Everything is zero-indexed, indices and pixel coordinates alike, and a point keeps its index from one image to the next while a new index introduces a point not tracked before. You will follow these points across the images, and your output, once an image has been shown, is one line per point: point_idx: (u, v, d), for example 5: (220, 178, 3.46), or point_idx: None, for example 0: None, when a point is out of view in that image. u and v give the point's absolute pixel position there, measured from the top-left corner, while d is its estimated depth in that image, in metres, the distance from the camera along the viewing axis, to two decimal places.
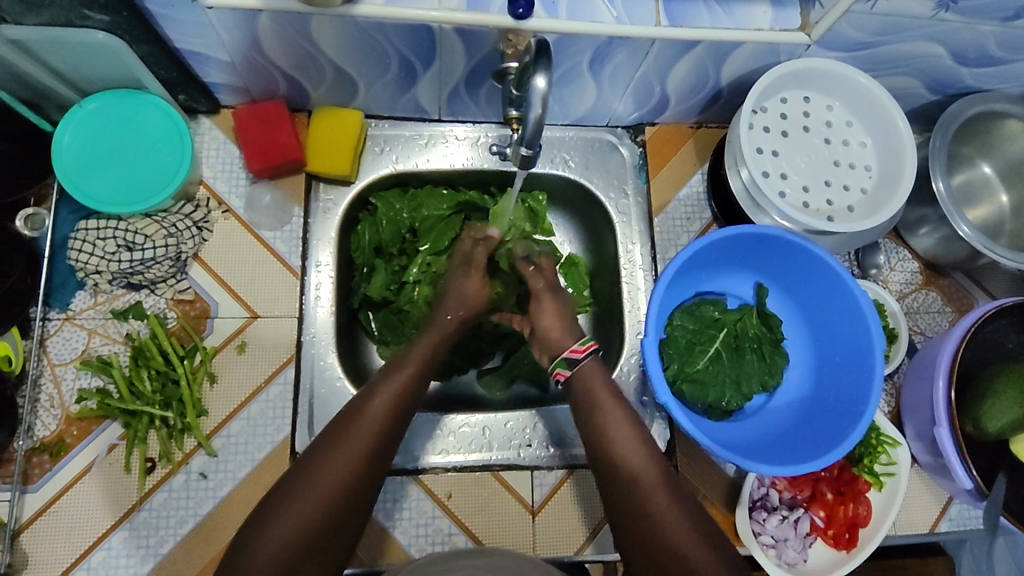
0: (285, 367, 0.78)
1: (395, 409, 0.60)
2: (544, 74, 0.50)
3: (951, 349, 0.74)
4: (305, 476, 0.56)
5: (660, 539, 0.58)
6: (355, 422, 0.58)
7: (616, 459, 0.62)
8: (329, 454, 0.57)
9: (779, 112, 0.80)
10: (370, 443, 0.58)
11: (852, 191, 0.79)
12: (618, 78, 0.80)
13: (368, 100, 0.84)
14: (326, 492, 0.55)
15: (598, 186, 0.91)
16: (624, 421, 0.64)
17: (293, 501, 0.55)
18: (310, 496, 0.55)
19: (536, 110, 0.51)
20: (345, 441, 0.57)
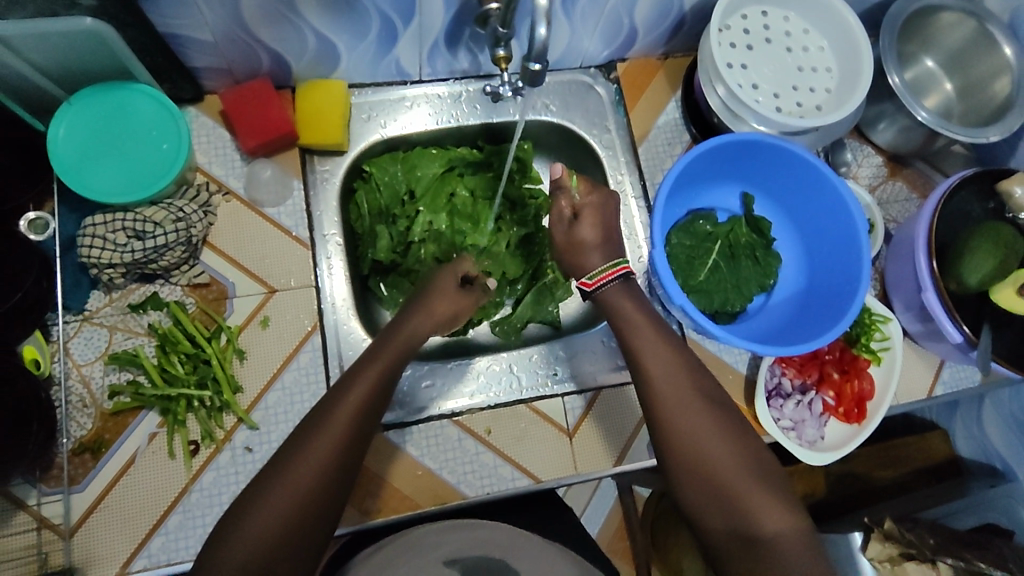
0: (311, 335, 0.79)
1: (372, 398, 0.63)
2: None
3: (926, 223, 0.80)
4: (287, 458, 0.57)
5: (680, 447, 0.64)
6: (329, 413, 0.60)
7: (652, 399, 0.67)
8: (305, 440, 0.58)
9: (741, 28, 0.85)
10: (344, 427, 0.59)
11: (818, 92, 0.85)
12: (589, 16, 0.84)
13: (350, 68, 0.86)
14: (307, 475, 0.56)
15: (580, 126, 0.95)
16: (648, 336, 0.70)
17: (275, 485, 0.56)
18: (294, 477, 0.56)
19: (540, 28, 0.56)
20: (323, 427, 0.59)
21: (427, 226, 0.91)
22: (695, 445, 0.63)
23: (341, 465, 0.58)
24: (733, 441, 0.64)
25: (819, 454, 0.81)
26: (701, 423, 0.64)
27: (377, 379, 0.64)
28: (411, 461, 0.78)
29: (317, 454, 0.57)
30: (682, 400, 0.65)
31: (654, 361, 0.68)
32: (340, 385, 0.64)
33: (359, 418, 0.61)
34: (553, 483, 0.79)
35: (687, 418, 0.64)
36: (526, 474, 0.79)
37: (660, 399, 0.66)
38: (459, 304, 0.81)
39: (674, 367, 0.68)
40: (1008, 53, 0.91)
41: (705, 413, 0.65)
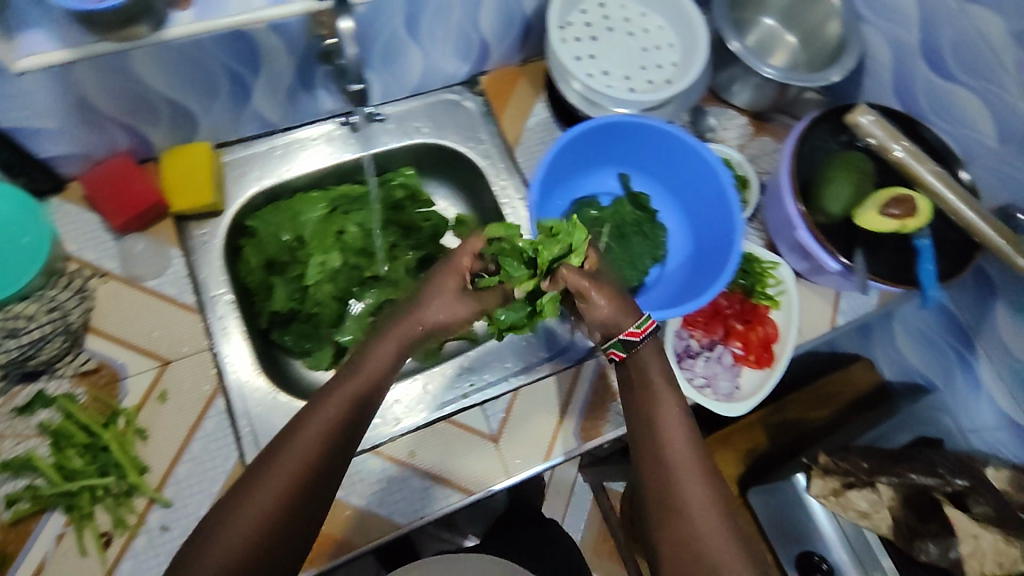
0: (214, 399, 0.77)
1: (342, 418, 0.58)
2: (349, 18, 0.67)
3: (787, 167, 0.84)
4: (242, 489, 0.55)
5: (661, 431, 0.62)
6: (287, 443, 0.57)
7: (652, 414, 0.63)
8: (239, 501, 0.54)
9: (582, 22, 0.89)
10: (283, 480, 0.55)
11: (665, 67, 0.89)
12: (435, 37, 0.87)
13: (212, 129, 0.86)
14: (240, 537, 0.52)
15: (456, 141, 0.97)
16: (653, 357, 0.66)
17: (207, 545, 0.53)
18: (243, 516, 0.53)
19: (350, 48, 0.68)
20: (259, 485, 0.54)
21: (320, 266, 0.90)
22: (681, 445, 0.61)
23: (283, 521, 0.54)
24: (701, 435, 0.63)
25: (738, 405, 0.83)
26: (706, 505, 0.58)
27: (331, 426, 0.57)
28: (337, 503, 0.75)
29: (251, 516, 0.53)
30: (695, 476, 0.60)
31: (674, 432, 0.62)
32: (288, 427, 0.58)
33: (304, 472, 0.55)
34: (486, 491, 0.79)
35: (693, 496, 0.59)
36: (458, 489, 0.78)
37: (675, 477, 0.60)
38: (454, 314, 0.68)
39: (694, 440, 0.62)
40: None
41: (711, 490, 0.59)
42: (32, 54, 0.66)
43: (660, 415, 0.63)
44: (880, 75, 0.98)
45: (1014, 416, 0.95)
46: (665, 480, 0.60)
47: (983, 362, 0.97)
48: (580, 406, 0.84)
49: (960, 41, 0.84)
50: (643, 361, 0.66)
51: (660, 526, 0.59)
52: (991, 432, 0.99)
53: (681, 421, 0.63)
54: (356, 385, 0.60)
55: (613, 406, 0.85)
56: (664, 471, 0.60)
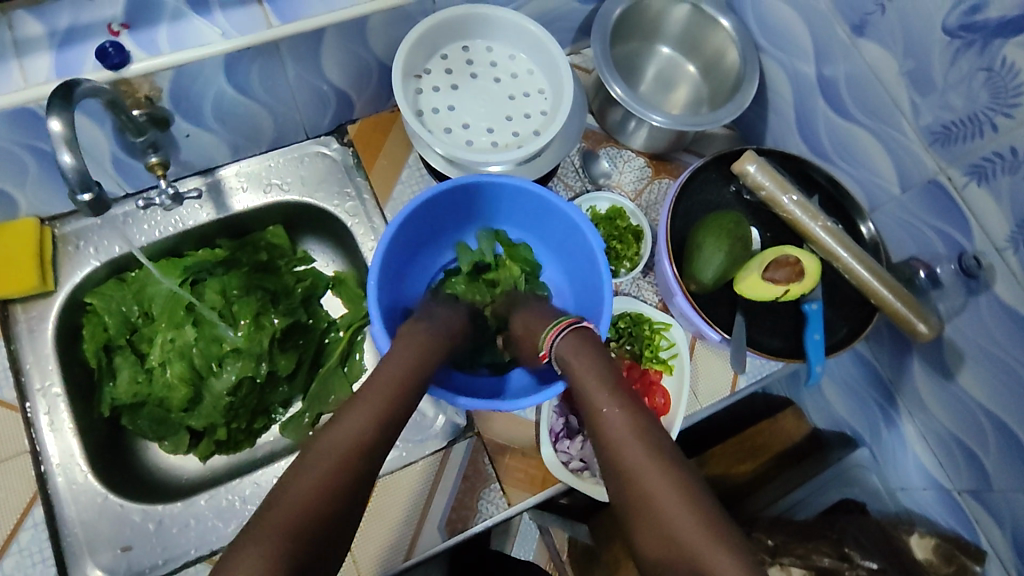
0: (32, 507, 0.71)
1: (382, 419, 0.59)
2: (57, 118, 0.56)
3: (665, 225, 0.76)
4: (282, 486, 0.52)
5: (609, 434, 0.60)
6: (323, 440, 0.56)
7: (596, 421, 0.62)
8: (288, 490, 0.52)
9: (441, 70, 0.82)
10: (332, 465, 0.54)
11: (533, 116, 0.82)
12: (277, 92, 0.80)
13: (39, 202, 0.79)
14: (288, 525, 0.49)
15: (322, 199, 0.90)
16: (589, 359, 0.65)
17: (251, 538, 0.49)
18: (289, 506, 0.51)
19: (65, 154, 0.57)
20: (306, 476, 0.53)
21: (169, 344, 0.83)
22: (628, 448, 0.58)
23: (331, 509, 0.52)
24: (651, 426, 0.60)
25: None
26: (666, 490, 0.55)
27: (373, 418, 0.59)
28: None
29: (298, 497, 0.51)
30: (644, 464, 0.57)
31: (615, 426, 0.60)
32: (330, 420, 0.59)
33: (350, 459, 0.55)
34: None
35: (652, 483, 0.56)
36: None
37: (631, 468, 0.57)
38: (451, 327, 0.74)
39: (641, 428, 0.59)
40: (727, 28, 0.89)
41: (670, 475, 0.56)
42: None
43: (603, 411, 0.62)
44: (783, 109, 0.89)
45: (940, 477, 0.84)
46: (622, 474, 0.58)
47: (906, 421, 0.87)
48: (446, 498, 0.77)
49: (854, 76, 0.76)
50: (562, 361, 0.67)
51: (632, 521, 0.56)
52: (920, 491, 0.87)
53: (622, 412, 0.61)
54: (386, 387, 0.62)
55: (484, 494, 0.77)
56: (619, 465, 0.58)
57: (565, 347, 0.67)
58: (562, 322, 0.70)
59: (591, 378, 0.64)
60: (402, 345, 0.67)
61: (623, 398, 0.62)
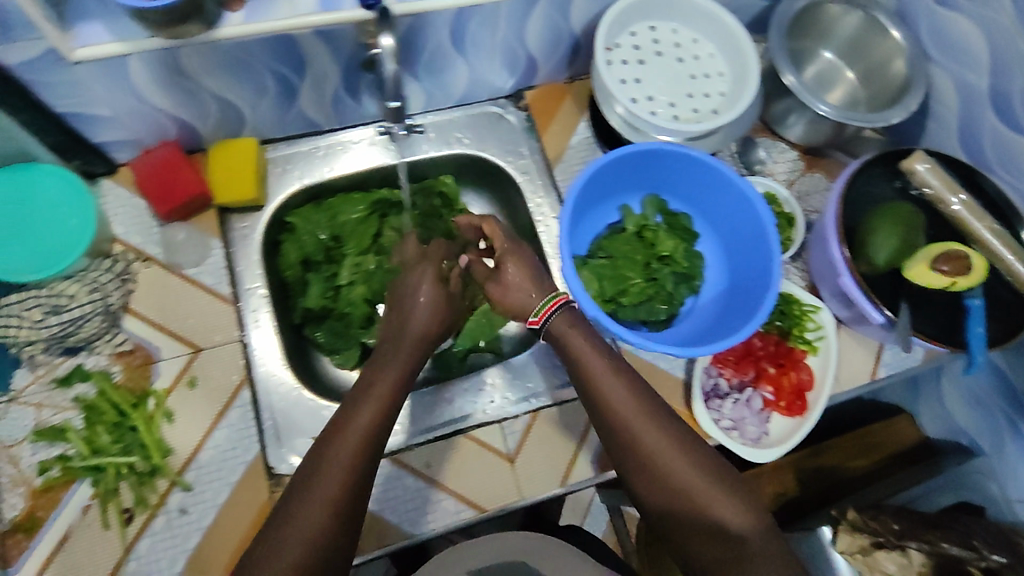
0: (240, 390, 0.80)
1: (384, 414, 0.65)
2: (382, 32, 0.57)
3: (833, 209, 0.81)
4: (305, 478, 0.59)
5: (610, 404, 0.68)
6: (338, 433, 0.62)
7: (593, 393, 0.70)
8: (305, 484, 0.59)
9: (631, 45, 0.88)
10: (342, 463, 0.60)
11: (713, 97, 0.87)
12: (483, 49, 0.87)
13: (259, 125, 0.88)
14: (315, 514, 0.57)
15: (496, 154, 0.97)
16: (585, 341, 0.72)
17: (285, 525, 0.56)
18: (320, 492, 0.58)
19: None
20: (324, 472, 0.59)
21: (358, 267, 0.94)
22: (628, 416, 0.67)
23: (351, 496, 0.59)
24: (643, 398, 0.68)
25: (762, 452, 0.82)
26: (666, 447, 0.65)
27: (374, 417, 0.64)
28: None
29: (326, 485, 0.58)
30: (647, 428, 0.66)
31: (616, 399, 0.68)
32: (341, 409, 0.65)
33: (361, 455, 0.61)
34: (496, 510, 0.80)
35: (653, 442, 0.65)
36: (471, 505, 0.80)
37: (630, 432, 0.66)
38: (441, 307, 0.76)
39: (637, 399, 0.68)
40: (898, 37, 0.93)
41: (665, 434, 0.66)
42: (87, 45, 0.67)
43: (604, 385, 0.69)
44: (946, 120, 0.93)
45: None
46: (626, 438, 0.67)
47: None
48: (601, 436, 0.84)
49: None
50: (561, 333, 0.73)
51: (638, 475, 0.66)
52: None
53: (621, 384, 0.69)
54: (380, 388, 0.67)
55: None
56: (624, 429, 0.67)
57: (560, 326, 0.73)
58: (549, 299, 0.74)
59: (592, 356, 0.71)
60: (393, 349, 0.71)
61: (620, 371, 0.70)
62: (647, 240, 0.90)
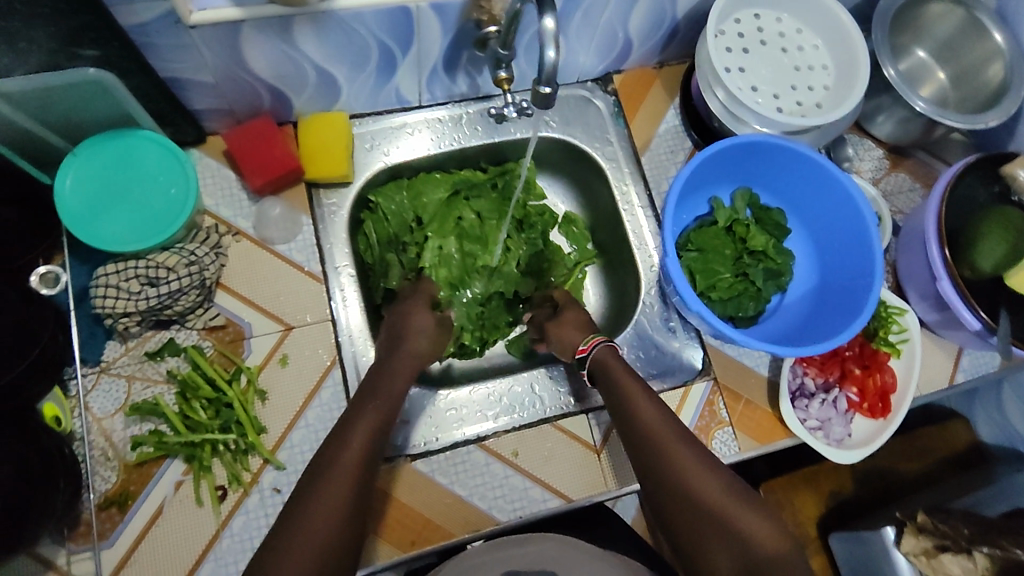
0: (331, 370, 0.79)
1: (376, 433, 0.66)
2: (551, 14, 0.53)
3: (934, 212, 0.82)
4: (309, 490, 0.60)
5: (641, 420, 0.73)
6: (340, 447, 0.63)
7: (625, 408, 0.75)
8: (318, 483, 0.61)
9: (735, 32, 0.86)
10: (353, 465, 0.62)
11: (816, 90, 0.86)
12: (584, 30, 0.84)
13: (350, 99, 0.86)
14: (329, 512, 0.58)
15: (582, 140, 0.95)
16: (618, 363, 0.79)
17: (304, 522, 0.57)
18: (325, 500, 0.59)
19: (550, 50, 0.54)
20: (330, 480, 0.61)
21: (438, 249, 0.91)
22: (655, 431, 0.72)
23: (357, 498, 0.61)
24: (669, 419, 0.74)
25: (847, 453, 0.82)
26: (686, 458, 0.70)
27: (378, 423, 0.67)
28: (440, 490, 0.77)
29: (331, 500, 0.59)
30: (674, 445, 0.71)
31: (646, 414, 0.73)
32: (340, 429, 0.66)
33: (367, 461, 0.64)
34: (581, 501, 0.79)
35: (675, 453, 0.70)
36: (559, 495, 0.79)
37: (656, 446, 0.71)
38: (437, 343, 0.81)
39: (660, 415, 0.74)
40: (998, 38, 0.91)
41: (685, 447, 0.71)
42: (203, 9, 0.65)
43: (630, 399, 0.75)
44: None
45: None
46: (648, 449, 0.71)
47: None
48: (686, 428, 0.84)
49: None
50: (603, 360, 0.78)
51: (655, 486, 0.70)
52: None
53: (649, 404, 0.74)
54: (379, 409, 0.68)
55: (719, 435, 0.84)
56: (648, 440, 0.72)
57: (603, 355, 0.79)
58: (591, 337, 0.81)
59: (625, 376, 0.77)
60: (384, 364, 0.74)
61: (649, 392, 0.76)
62: (738, 235, 0.89)
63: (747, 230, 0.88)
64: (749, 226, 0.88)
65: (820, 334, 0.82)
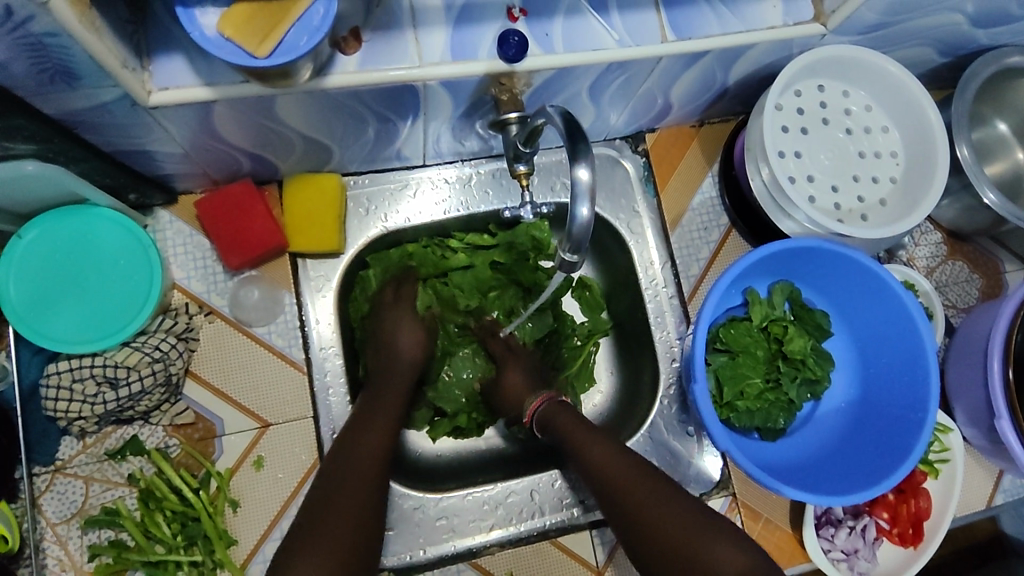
0: (311, 474, 0.71)
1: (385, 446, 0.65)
2: (585, 165, 0.43)
3: (1004, 332, 0.72)
4: (319, 509, 0.58)
5: (592, 461, 0.65)
6: (345, 463, 0.62)
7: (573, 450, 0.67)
8: (323, 509, 0.58)
9: (795, 107, 0.75)
10: (353, 512, 0.59)
11: (882, 181, 0.75)
12: (619, 97, 0.72)
13: (345, 160, 0.75)
14: (329, 562, 0.54)
15: (605, 208, 0.84)
16: (559, 408, 0.72)
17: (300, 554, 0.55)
18: (338, 519, 0.57)
19: (581, 207, 0.43)
20: (337, 501, 0.59)
21: (428, 311, 0.80)
22: (606, 470, 0.64)
23: (365, 525, 0.59)
24: (623, 452, 0.65)
25: None
26: (653, 500, 0.61)
27: (381, 442, 0.65)
28: None
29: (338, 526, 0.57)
30: (629, 484, 0.62)
31: (598, 455, 0.65)
32: (339, 449, 0.64)
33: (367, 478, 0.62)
34: None
35: (650, 508, 0.60)
36: None
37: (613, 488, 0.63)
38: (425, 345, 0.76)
39: (613, 451, 0.65)
40: None
41: (660, 497, 0.61)
42: (167, 87, 0.54)
43: (588, 454, 0.66)
44: None
45: None
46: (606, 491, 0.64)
47: None
48: None
49: None
50: (547, 416, 0.72)
51: (636, 546, 0.61)
52: None
53: (599, 443, 0.66)
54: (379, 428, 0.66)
55: None
56: (619, 496, 0.62)
57: (548, 410, 0.72)
58: (533, 398, 0.74)
59: (567, 419, 0.70)
60: (378, 391, 0.70)
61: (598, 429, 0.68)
62: (773, 335, 0.79)
63: (784, 330, 0.79)
64: (787, 327, 0.79)
65: (858, 462, 0.73)
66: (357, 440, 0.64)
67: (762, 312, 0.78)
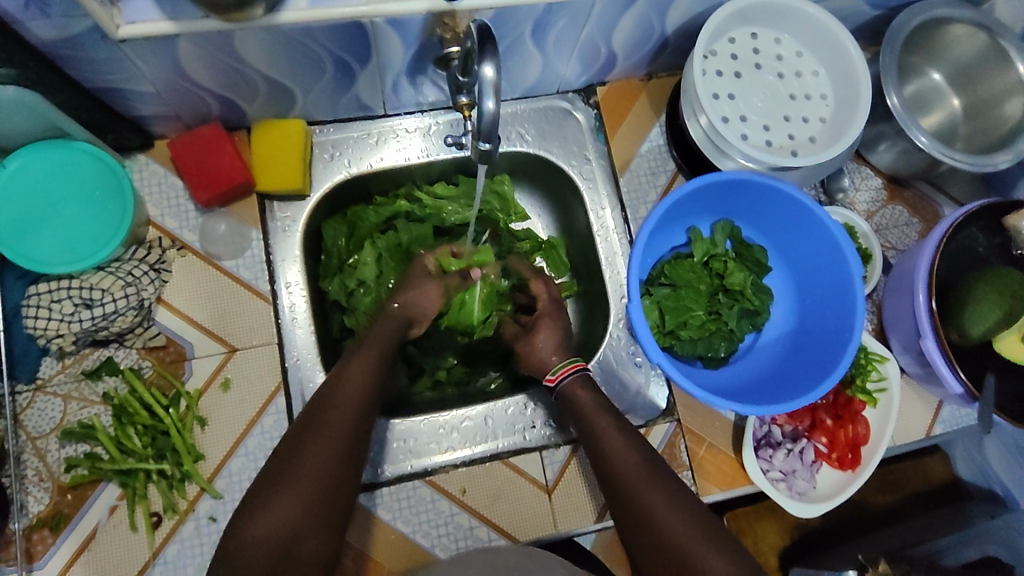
0: (275, 396, 0.75)
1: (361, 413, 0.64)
2: (492, 63, 0.49)
3: (926, 264, 0.76)
4: (285, 470, 0.58)
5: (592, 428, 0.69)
6: (315, 428, 0.61)
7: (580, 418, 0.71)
8: (290, 467, 0.58)
9: (728, 54, 0.80)
10: (314, 478, 0.59)
11: (812, 121, 0.80)
12: (562, 43, 0.77)
13: (309, 106, 0.80)
14: (284, 517, 0.56)
15: (557, 154, 0.89)
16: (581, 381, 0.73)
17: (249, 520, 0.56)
18: (299, 481, 0.58)
19: (489, 101, 0.49)
20: (303, 461, 0.59)
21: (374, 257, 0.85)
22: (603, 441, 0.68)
23: (332, 488, 0.59)
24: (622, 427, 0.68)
25: (810, 507, 0.78)
26: (636, 473, 0.64)
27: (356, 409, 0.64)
28: (383, 526, 0.75)
29: (301, 487, 0.57)
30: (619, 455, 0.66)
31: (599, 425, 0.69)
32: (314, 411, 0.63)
33: (338, 442, 0.61)
34: (530, 541, 0.77)
35: (633, 483, 0.64)
36: (505, 535, 0.77)
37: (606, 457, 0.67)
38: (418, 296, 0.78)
39: (613, 424, 0.68)
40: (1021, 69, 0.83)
41: (644, 469, 0.65)
42: (134, 21, 0.59)
43: (592, 426, 0.69)
44: None
45: None
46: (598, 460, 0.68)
47: None
48: None
49: None
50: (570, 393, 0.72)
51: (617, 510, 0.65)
52: None
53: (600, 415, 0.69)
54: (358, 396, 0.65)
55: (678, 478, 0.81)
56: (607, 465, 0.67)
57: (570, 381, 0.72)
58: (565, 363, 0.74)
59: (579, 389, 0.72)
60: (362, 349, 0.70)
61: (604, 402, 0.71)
62: (714, 270, 0.83)
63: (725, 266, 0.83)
64: (728, 262, 0.83)
65: (792, 383, 0.77)
66: (332, 403, 0.63)
67: (704, 248, 0.83)
